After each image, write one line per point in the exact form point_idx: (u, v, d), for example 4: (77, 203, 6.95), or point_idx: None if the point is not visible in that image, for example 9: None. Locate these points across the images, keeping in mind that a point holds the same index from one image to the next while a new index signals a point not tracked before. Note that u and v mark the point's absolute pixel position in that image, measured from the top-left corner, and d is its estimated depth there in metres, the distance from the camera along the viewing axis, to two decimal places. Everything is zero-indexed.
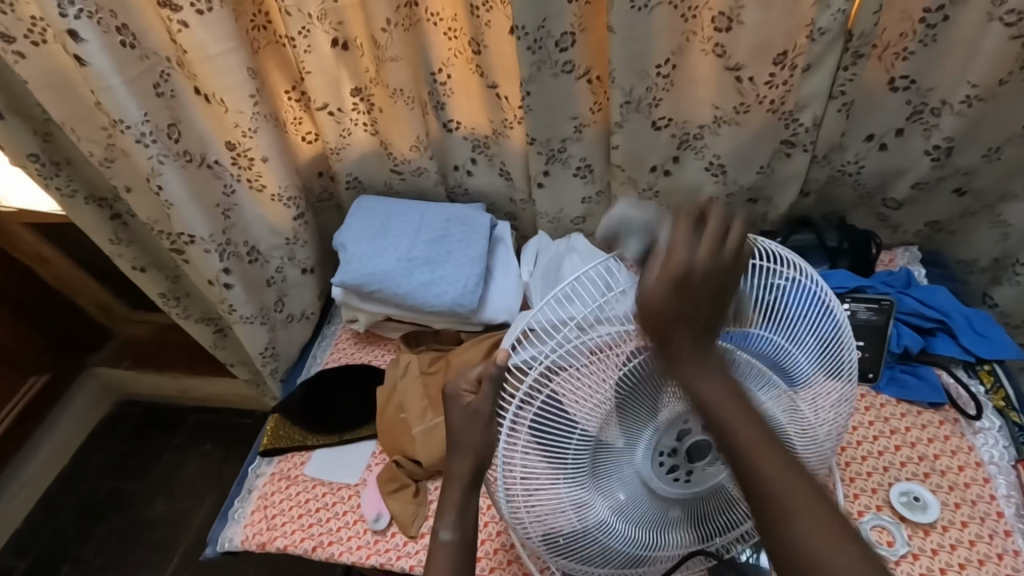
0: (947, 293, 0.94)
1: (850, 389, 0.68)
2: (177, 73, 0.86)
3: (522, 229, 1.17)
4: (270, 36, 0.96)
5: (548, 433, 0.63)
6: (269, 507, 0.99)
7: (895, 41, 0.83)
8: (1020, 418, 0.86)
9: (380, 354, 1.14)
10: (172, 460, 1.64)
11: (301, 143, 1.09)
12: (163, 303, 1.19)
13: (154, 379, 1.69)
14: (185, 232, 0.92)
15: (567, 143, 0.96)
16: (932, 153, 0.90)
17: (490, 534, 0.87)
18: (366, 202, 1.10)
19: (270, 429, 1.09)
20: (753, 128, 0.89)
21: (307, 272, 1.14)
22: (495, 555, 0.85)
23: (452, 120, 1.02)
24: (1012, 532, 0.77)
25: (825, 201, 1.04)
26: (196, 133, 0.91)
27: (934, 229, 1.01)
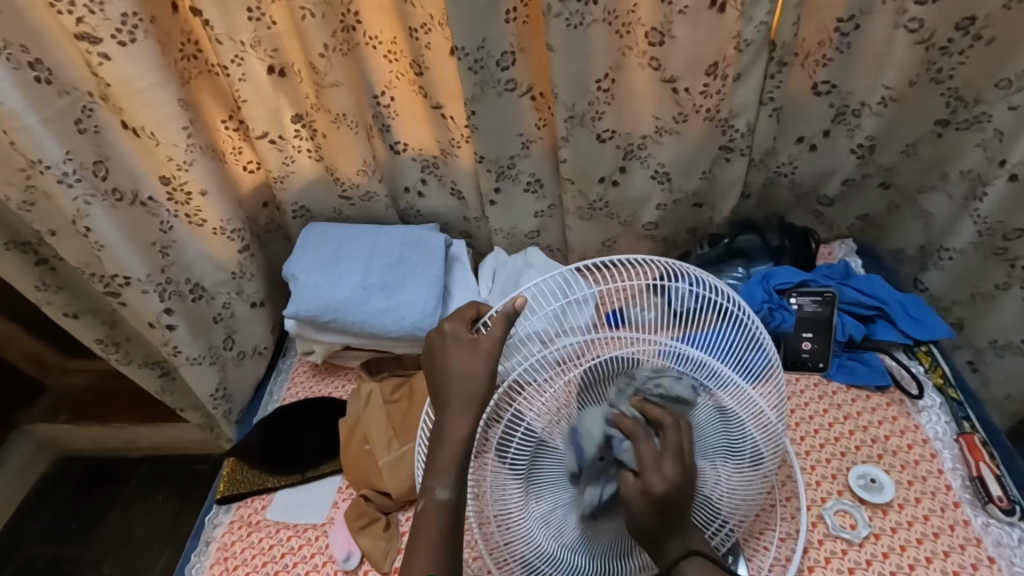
0: (881, 281, 0.99)
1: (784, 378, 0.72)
2: (100, 108, 0.80)
3: (478, 246, 1.16)
4: (202, 65, 0.93)
5: (511, 451, 0.67)
6: (230, 558, 0.93)
7: (814, 49, 0.88)
8: (957, 393, 0.92)
9: (340, 385, 1.11)
10: (121, 517, 1.53)
11: (242, 173, 1.05)
12: (99, 349, 1.11)
13: (97, 431, 1.57)
14: (120, 273, 0.87)
15: (516, 159, 0.97)
16: (857, 151, 0.95)
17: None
18: (315, 230, 1.07)
19: (226, 473, 1.03)
20: (691, 136, 0.93)
21: (257, 306, 1.08)
22: None
23: (399, 142, 1.01)
24: (960, 504, 0.81)
25: (765, 202, 1.08)
26: (127, 170, 0.85)
27: (865, 222, 1.08)
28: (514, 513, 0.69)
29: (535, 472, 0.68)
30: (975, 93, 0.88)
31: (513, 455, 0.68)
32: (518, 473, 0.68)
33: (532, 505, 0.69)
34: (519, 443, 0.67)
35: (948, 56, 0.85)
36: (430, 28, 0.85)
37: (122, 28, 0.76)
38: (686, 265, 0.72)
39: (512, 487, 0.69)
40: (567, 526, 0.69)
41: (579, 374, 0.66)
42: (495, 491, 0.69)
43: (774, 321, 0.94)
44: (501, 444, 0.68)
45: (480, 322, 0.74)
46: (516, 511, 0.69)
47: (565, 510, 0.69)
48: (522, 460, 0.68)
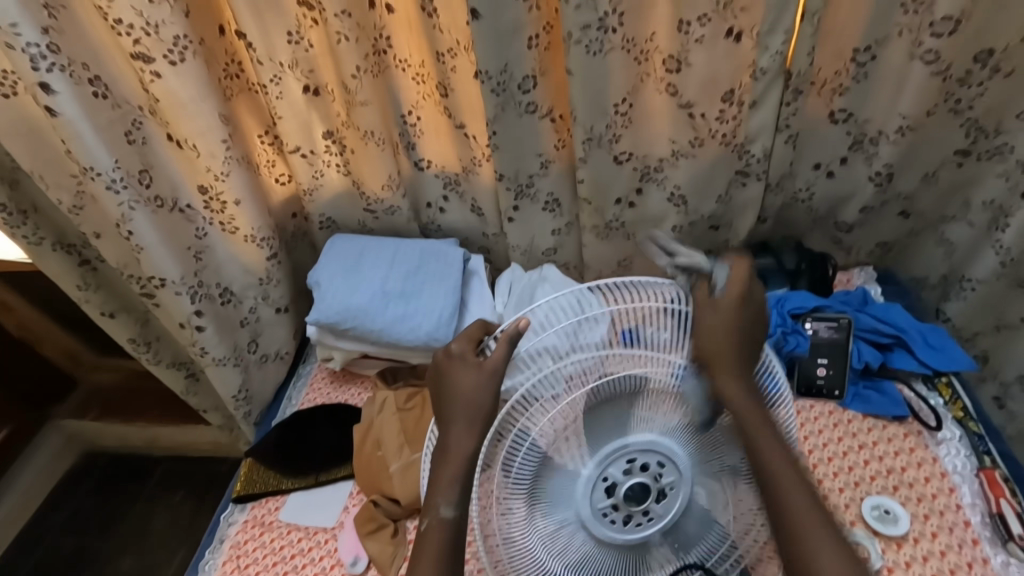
0: (901, 309, 0.98)
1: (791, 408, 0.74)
2: (149, 121, 0.87)
3: (496, 261, 1.19)
4: (242, 84, 0.99)
5: (518, 467, 0.69)
6: (243, 557, 0.95)
7: (831, 78, 0.89)
8: (978, 427, 0.89)
9: (356, 392, 1.13)
10: (141, 514, 1.57)
11: (274, 184, 1.10)
12: (131, 348, 1.16)
13: (123, 428, 1.63)
14: (156, 276, 0.92)
15: (534, 178, 0.99)
16: (875, 178, 0.95)
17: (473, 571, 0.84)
18: (340, 240, 1.11)
19: (243, 473, 1.06)
20: (708, 160, 0.94)
21: (281, 311, 1.13)
22: None
23: (423, 159, 1.05)
24: (979, 541, 0.79)
25: (782, 227, 1.09)
26: (169, 179, 0.91)
27: (885, 249, 1.07)
28: (519, 532, 0.70)
29: (538, 489, 0.70)
30: (995, 123, 0.88)
31: (517, 472, 0.69)
32: (522, 491, 0.69)
33: (535, 523, 0.70)
34: (525, 457, 0.69)
35: (967, 86, 0.85)
36: (456, 52, 0.90)
37: (173, 49, 0.82)
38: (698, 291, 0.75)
39: (518, 507, 0.70)
40: (573, 546, 0.69)
41: (592, 387, 0.69)
42: (500, 510, 0.69)
43: (787, 346, 0.94)
44: (505, 461, 0.69)
45: (484, 343, 0.78)
46: (520, 528, 0.70)
47: (569, 526, 0.69)
48: (526, 475, 0.69)
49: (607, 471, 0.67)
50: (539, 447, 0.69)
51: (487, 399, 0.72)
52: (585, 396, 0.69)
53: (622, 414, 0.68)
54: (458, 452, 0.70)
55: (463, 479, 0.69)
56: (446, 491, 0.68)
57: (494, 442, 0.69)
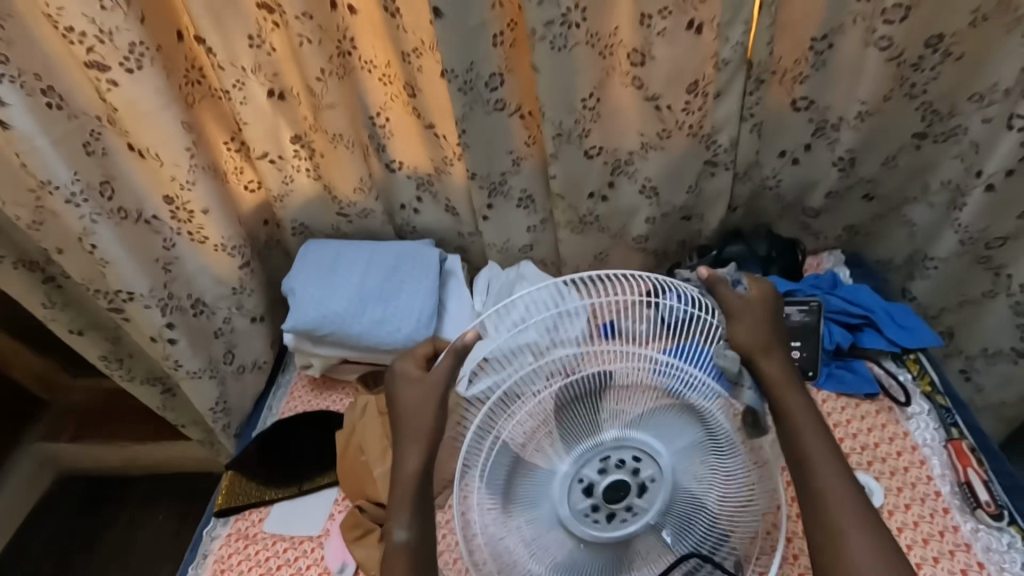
0: (868, 290, 1.01)
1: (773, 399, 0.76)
2: (108, 131, 0.84)
3: (473, 261, 1.19)
4: (204, 90, 0.97)
5: (493, 471, 0.71)
6: (227, 571, 0.94)
7: (791, 67, 0.91)
8: (945, 400, 0.93)
9: (338, 399, 1.12)
10: (122, 537, 1.54)
11: (243, 192, 1.08)
12: (103, 365, 1.13)
13: (100, 449, 1.59)
14: (123, 289, 0.90)
15: (507, 175, 1.00)
16: (838, 164, 0.98)
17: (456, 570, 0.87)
18: (313, 246, 1.10)
19: (224, 486, 1.04)
20: (676, 152, 0.96)
21: (257, 320, 1.11)
22: None
23: (394, 161, 1.04)
24: (949, 510, 0.81)
25: (752, 215, 1.11)
26: (132, 190, 0.89)
27: (852, 233, 1.10)
28: (501, 533, 0.70)
29: (515, 490, 0.71)
30: (949, 106, 0.91)
31: (493, 474, 0.71)
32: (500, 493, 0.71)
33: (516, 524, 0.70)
34: (495, 459, 0.71)
35: (920, 71, 0.88)
36: (421, 52, 0.89)
37: (129, 56, 0.80)
38: (674, 281, 0.78)
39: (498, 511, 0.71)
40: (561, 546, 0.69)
41: (563, 387, 0.70)
42: (481, 515, 0.71)
43: None
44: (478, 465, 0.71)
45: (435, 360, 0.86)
46: (502, 532, 0.70)
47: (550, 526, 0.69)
48: (501, 478, 0.71)
49: (582, 471, 0.68)
50: (512, 451, 0.70)
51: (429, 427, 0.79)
52: (556, 395, 0.69)
53: (591, 412, 0.69)
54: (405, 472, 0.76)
55: (413, 500, 0.75)
56: (398, 513, 0.74)
57: (474, 444, 0.71)
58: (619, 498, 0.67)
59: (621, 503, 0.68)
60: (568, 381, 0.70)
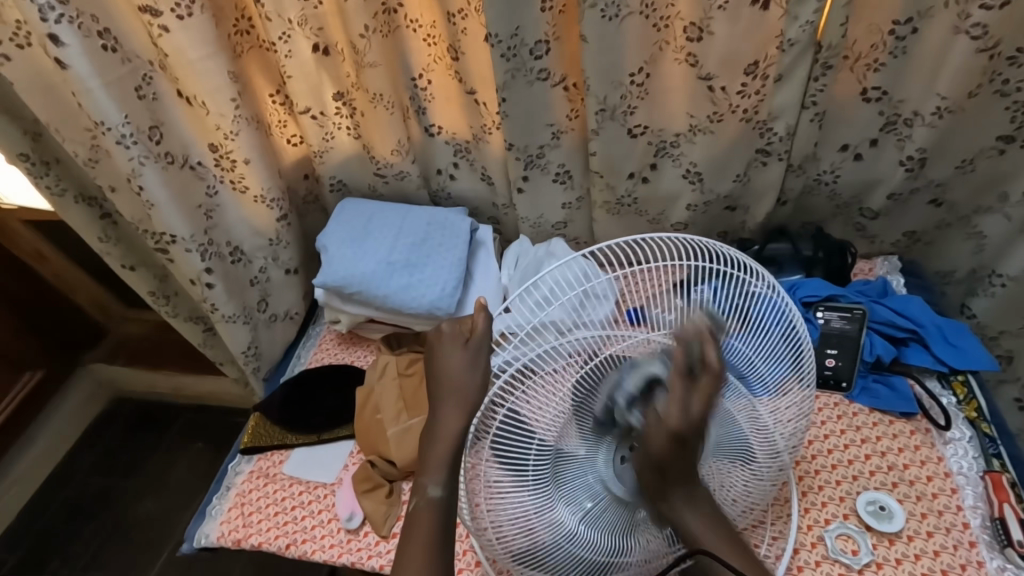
0: (922, 303, 0.94)
1: (808, 399, 0.77)
2: (159, 77, 0.87)
3: (505, 233, 1.18)
4: (252, 41, 0.98)
5: (508, 448, 0.70)
6: (246, 505, 1.00)
7: (866, 53, 0.83)
8: (990, 429, 0.86)
9: (362, 355, 1.16)
10: (162, 460, 1.66)
11: (286, 145, 1.10)
12: (151, 301, 1.20)
13: (149, 376, 1.71)
14: (166, 232, 0.94)
15: (545, 149, 0.97)
16: (907, 163, 0.90)
17: (468, 563, 0.87)
18: (349, 204, 1.11)
19: (251, 427, 1.10)
20: (726, 137, 0.90)
21: (291, 272, 1.16)
22: (463, 555, 0.87)
23: (434, 125, 1.03)
24: (976, 544, 0.77)
25: (803, 211, 1.04)
26: (179, 136, 0.92)
27: (913, 239, 1.02)
28: (524, 513, 0.72)
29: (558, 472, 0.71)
30: None
31: (523, 455, 0.70)
32: (537, 476, 0.71)
33: (551, 499, 0.72)
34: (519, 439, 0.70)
35: (1015, 66, 0.79)
36: (467, 14, 0.86)
37: (180, 3, 0.81)
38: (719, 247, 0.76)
39: (527, 490, 0.71)
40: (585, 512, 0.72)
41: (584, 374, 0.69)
42: (500, 488, 0.71)
43: None
44: (495, 434, 0.70)
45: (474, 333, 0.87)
46: (523, 505, 0.72)
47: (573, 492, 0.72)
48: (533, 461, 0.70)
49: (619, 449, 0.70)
50: (529, 431, 0.70)
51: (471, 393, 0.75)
52: (570, 382, 0.69)
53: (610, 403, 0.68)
54: (445, 434, 0.73)
55: (449, 462, 0.73)
56: (432, 472, 0.73)
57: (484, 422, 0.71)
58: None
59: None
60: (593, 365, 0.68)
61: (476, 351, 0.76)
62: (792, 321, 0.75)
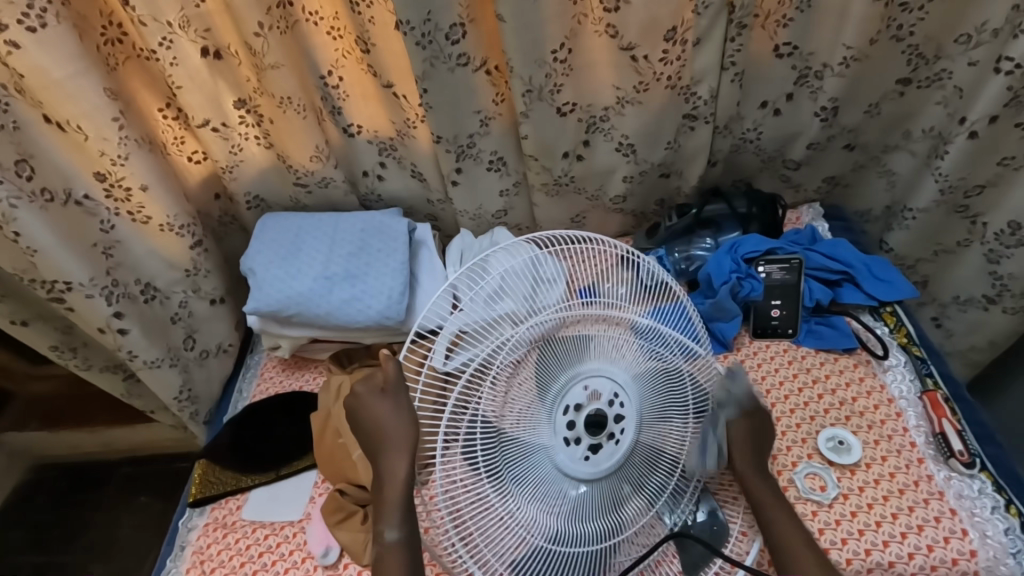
0: (848, 244, 1.00)
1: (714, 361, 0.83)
2: (18, 102, 0.74)
3: (444, 228, 1.13)
4: (128, 50, 0.86)
5: (469, 446, 0.70)
6: (207, 561, 0.91)
7: (774, 10, 0.86)
8: (920, 351, 0.94)
9: (311, 378, 1.08)
10: (101, 524, 1.50)
11: (188, 164, 0.99)
12: (56, 356, 1.06)
13: (69, 436, 1.53)
14: (60, 280, 0.83)
15: (475, 138, 0.93)
16: (820, 114, 0.94)
17: None
18: (271, 220, 1.02)
19: (197, 476, 1.01)
20: (654, 106, 0.90)
21: (216, 302, 1.05)
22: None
23: (353, 124, 0.95)
24: (924, 459, 0.83)
25: (732, 170, 1.07)
26: (56, 169, 0.80)
27: (832, 184, 1.08)
28: (482, 512, 0.71)
29: (511, 463, 0.70)
30: (935, 48, 0.88)
31: (466, 443, 0.70)
32: (484, 469, 0.70)
33: (509, 494, 0.71)
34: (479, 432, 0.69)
35: (908, 11, 0.85)
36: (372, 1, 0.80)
37: (29, 13, 0.70)
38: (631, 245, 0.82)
39: (480, 484, 0.71)
40: (563, 500, 0.71)
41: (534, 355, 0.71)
42: (463, 488, 0.70)
43: (743, 291, 0.94)
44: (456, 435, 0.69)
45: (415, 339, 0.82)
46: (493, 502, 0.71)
47: (543, 478, 0.71)
48: (486, 452, 0.70)
49: (562, 430, 0.70)
50: (485, 422, 0.70)
51: (403, 425, 0.73)
52: (523, 367, 0.71)
53: (553, 372, 0.71)
54: (394, 478, 0.72)
55: (402, 502, 0.72)
56: (388, 516, 0.72)
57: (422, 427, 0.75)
58: (597, 431, 0.70)
59: (604, 430, 0.70)
60: (547, 349, 0.72)
61: (397, 394, 0.75)
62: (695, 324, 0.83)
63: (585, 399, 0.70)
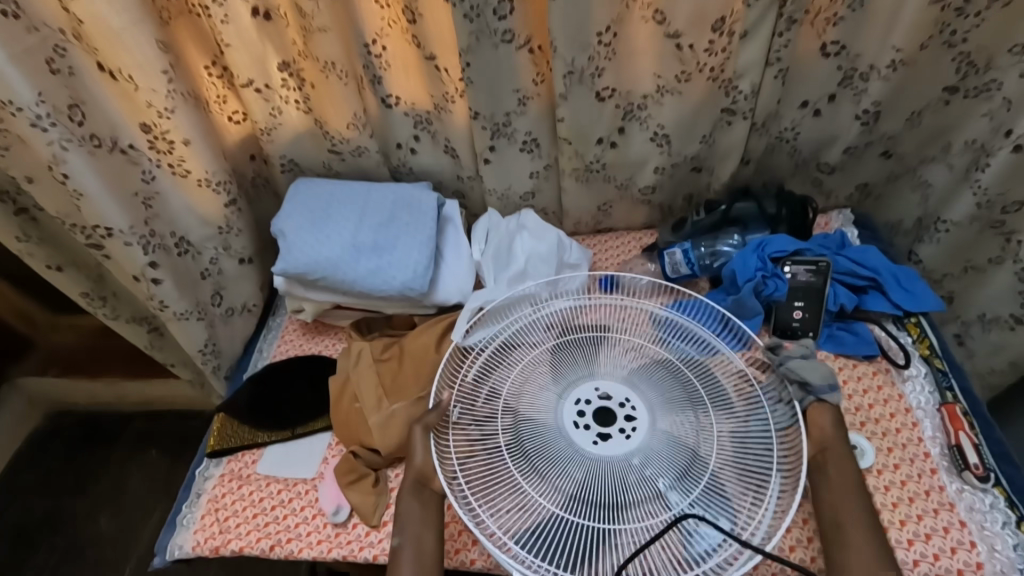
0: (877, 251, 0.99)
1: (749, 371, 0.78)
2: (74, 48, 0.77)
3: (471, 207, 1.14)
4: (181, 5, 0.88)
5: (480, 414, 0.76)
6: (221, 510, 0.94)
7: (826, 7, 0.84)
8: (942, 364, 0.93)
9: (330, 344, 1.10)
10: (116, 472, 1.55)
11: (228, 123, 1.01)
12: (85, 303, 1.09)
13: (89, 385, 1.58)
14: (100, 224, 0.85)
15: (511, 117, 0.94)
16: (862, 117, 0.94)
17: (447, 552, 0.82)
18: (303, 185, 1.04)
19: (216, 429, 1.04)
20: (694, 97, 0.91)
21: (245, 262, 1.08)
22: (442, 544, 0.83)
23: (391, 95, 0.96)
24: (937, 470, 0.83)
25: (764, 170, 1.07)
26: (104, 116, 0.82)
27: (864, 192, 1.07)
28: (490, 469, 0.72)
29: (520, 436, 0.73)
30: (987, 58, 0.86)
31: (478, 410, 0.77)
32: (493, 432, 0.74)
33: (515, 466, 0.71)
34: (485, 401, 0.77)
35: (963, 17, 0.83)
36: None
37: None
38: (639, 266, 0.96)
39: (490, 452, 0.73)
40: (567, 478, 0.69)
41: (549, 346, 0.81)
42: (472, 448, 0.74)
43: (766, 290, 0.94)
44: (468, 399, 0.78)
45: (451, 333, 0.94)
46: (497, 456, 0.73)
47: (549, 452, 0.71)
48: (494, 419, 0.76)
49: (570, 411, 0.74)
50: (496, 395, 0.77)
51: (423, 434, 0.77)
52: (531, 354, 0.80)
53: (567, 369, 0.78)
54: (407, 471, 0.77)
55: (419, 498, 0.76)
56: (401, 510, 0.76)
57: (442, 388, 0.80)
58: (608, 419, 0.73)
59: (613, 423, 0.73)
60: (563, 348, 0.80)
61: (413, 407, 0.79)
62: (724, 316, 0.85)
63: (597, 395, 0.75)
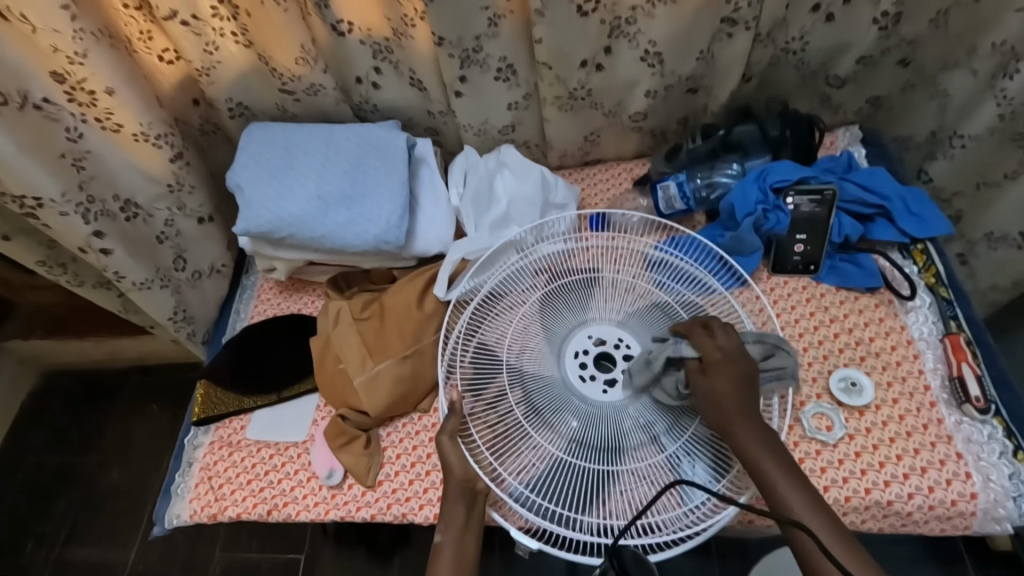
0: (886, 174, 0.92)
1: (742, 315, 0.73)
2: None
3: (447, 145, 1.05)
4: None
5: (476, 372, 0.72)
6: (214, 477, 0.93)
7: None
8: (948, 293, 0.88)
9: (308, 302, 1.05)
10: (119, 428, 1.54)
11: (158, 64, 0.88)
12: (44, 271, 1.01)
13: (76, 345, 1.54)
14: (28, 193, 0.76)
15: (482, 40, 0.82)
16: (880, 21, 0.83)
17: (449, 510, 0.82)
18: (257, 131, 0.94)
19: (200, 396, 1.00)
20: (690, 8, 0.79)
21: (204, 221, 0.99)
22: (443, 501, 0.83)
23: (342, 21, 0.84)
24: (936, 403, 0.81)
25: (767, 87, 0.96)
26: (6, 65, 0.70)
27: (875, 105, 0.98)
28: (494, 423, 0.69)
29: (519, 387, 0.69)
30: None
31: (472, 367, 0.72)
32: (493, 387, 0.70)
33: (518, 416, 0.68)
34: (480, 356, 0.72)
35: None
36: None
37: None
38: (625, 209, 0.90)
39: (490, 408, 0.70)
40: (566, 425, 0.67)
41: (539, 289, 0.75)
42: (475, 409, 0.71)
43: (766, 224, 0.87)
44: (461, 355, 0.72)
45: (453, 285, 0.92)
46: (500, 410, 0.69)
47: (550, 402, 0.68)
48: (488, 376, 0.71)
49: (567, 356, 0.71)
50: (493, 351, 0.72)
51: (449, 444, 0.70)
52: (525, 303, 0.74)
53: (562, 313, 0.74)
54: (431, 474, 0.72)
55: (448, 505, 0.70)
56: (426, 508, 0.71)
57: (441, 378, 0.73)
58: (606, 363, 0.71)
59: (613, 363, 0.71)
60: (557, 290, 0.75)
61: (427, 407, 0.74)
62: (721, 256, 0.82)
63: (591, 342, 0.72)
